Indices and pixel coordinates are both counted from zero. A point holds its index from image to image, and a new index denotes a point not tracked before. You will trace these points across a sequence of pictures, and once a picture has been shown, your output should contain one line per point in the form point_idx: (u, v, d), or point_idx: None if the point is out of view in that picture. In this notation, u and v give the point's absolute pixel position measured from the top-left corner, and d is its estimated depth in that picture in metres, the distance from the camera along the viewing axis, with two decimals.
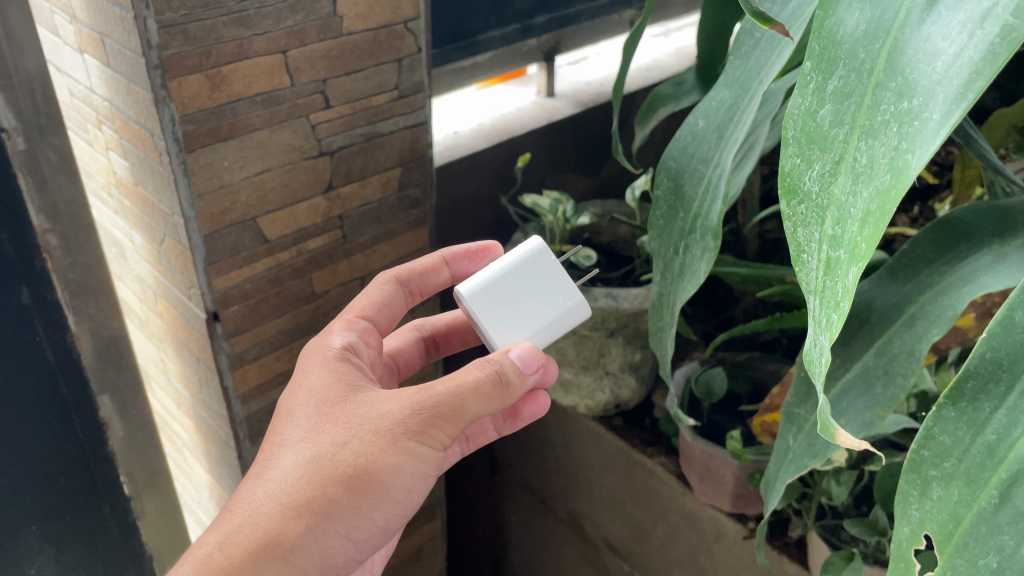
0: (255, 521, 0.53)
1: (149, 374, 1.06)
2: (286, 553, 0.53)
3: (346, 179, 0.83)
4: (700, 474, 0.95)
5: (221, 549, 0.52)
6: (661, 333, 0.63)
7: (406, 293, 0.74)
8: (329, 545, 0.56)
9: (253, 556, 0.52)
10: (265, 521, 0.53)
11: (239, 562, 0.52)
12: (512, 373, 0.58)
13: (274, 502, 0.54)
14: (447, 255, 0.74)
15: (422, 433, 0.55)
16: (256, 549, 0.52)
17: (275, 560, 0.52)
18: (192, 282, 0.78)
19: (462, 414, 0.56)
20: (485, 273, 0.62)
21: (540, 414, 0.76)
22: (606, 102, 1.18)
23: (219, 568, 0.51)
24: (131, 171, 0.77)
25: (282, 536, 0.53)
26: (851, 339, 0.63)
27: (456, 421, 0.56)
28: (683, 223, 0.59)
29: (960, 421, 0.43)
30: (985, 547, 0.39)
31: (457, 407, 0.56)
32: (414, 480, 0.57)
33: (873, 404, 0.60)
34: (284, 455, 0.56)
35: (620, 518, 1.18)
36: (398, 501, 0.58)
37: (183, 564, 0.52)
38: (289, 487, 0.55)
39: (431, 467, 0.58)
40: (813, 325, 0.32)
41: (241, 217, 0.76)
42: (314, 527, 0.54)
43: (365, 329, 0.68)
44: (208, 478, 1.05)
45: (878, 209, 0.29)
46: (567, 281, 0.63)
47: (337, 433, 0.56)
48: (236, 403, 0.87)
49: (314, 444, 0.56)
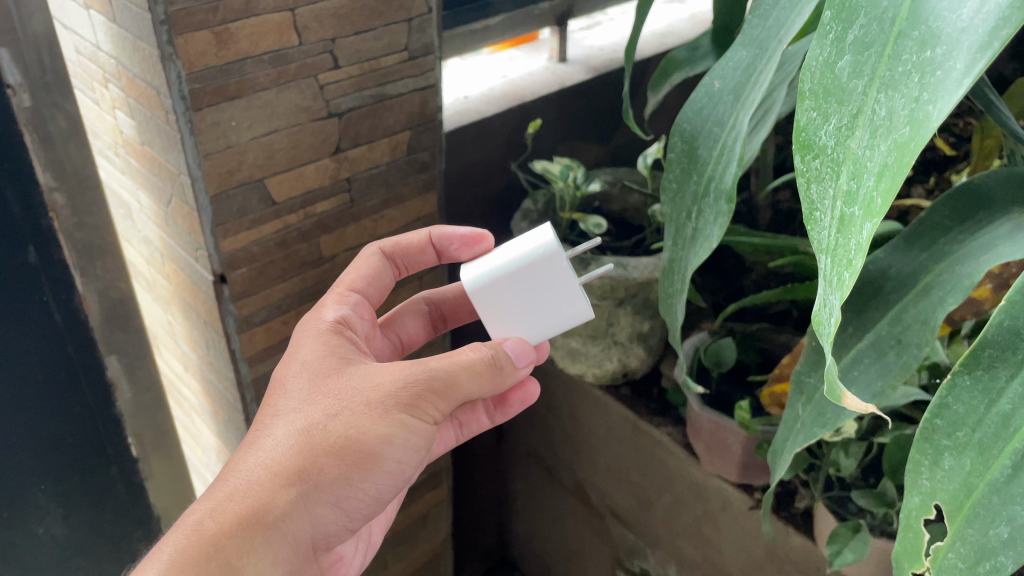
0: (245, 490, 0.53)
1: (157, 337, 1.06)
2: (276, 521, 0.53)
3: (354, 142, 0.82)
4: (707, 444, 0.95)
5: (212, 516, 0.52)
6: (671, 300, 0.62)
7: (394, 268, 0.74)
8: (319, 515, 0.55)
9: (243, 523, 0.52)
10: (255, 490, 0.53)
11: (229, 529, 0.51)
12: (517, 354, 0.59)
13: (265, 471, 0.54)
14: (435, 234, 0.72)
15: (413, 405, 0.55)
16: (245, 515, 0.52)
17: (265, 529, 0.52)
18: (199, 244, 0.78)
19: (454, 389, 0.56)
20: (489, 263, 0.59)
21: (530, 398, 0.77)
22: (618, 68, 1.16)
23: (209, 535, 0.51)
24: (137, 130, 0.76)
25: (271, 504, 0.53)
26: (863, 309, 0.62)
27: (448, 395, 0.56)
28: (696, 187, 0.58)
29: (976, 390, 0.42)
30: (996, 517, 0.40)
31: (451, 381, 0.56)
32: (406, 452, 0.57)
33: (884, 373, 0.59)
34: (276, 426, 0.56)
35: (625, 487, 1.18)
36: (390, 474, 0.58)
37: (173, 530, 0.52)
38: (280, 456, 0.54)
39: (423, 441, 0.58)
40: (824, 285, 0.31)
41: (248, 177, 0.75)
42: (304, 496, 0.54)
43: (359, 303, 0.68)
44: (215, 441, 1.05)
45: (895, 162, 0.28)
46: (570, 289, 0.59)
47: (328, 404, 0.56)
48: (243, 365, 0.87)
49: (305, 415, 0.56)
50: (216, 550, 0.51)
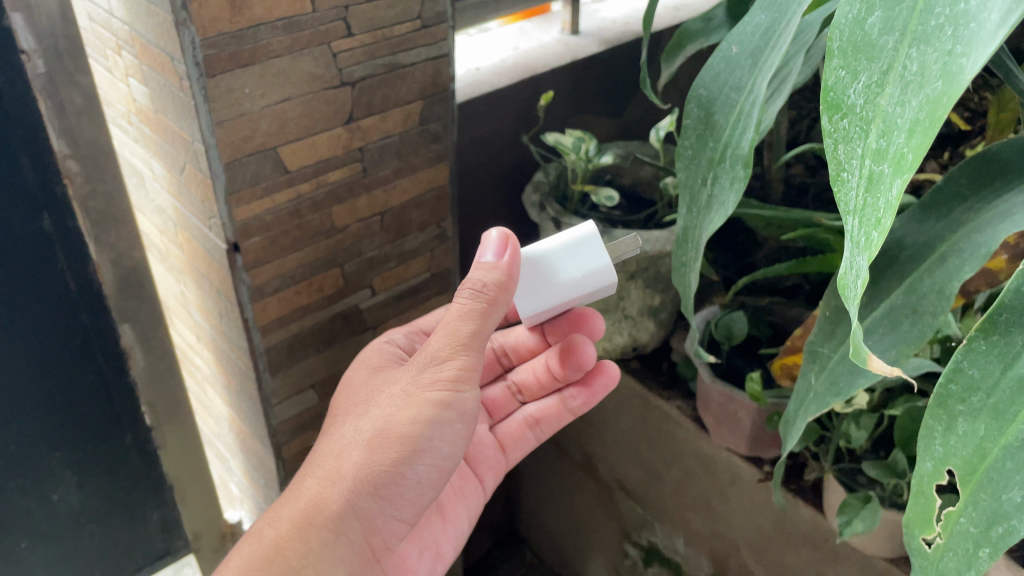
0: (305, 496, 0.64)
1: (169, 308, 1.07)
2: (331, 517, 0.63)
3: (367, 111, 0.82)
4: (717, 417, 0.95)
5: (280, 522, 0.63)
6: (684, 270, 0.62)
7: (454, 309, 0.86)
8: (369, 506, 0.64)
9: (302, 523, 0.62)
10: (312, 494, 0.64)
11: (291, 530, 0.62)
12: (495, 277, 0.61)
13: (320, 479, 0.64)
14: None
15: (433, 380, 0.62)
16: (301, 519, 0.62)
17: (321, 525, 0.62)
18: (212, 212, 0.78)
19: (476, 336, 0.61)
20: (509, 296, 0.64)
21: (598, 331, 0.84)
22: (631, 41, 1.16)
23: (277, 537, 0.62)
24: (151, 98, 0.76)
25: (325, 503, 0.63)
26: (879, 279, 0.62)
27: (473, 353, 0.61)
28: (712, 153, 0.58)
29: (991, 354, 0.42)
30: (1010, 482, 0.39)
31: (458, 339, 0.61)
32: (442, 433, 0.65)
33: (898, 342, 0.59)
34: (330, 442, 0.67)
35: (634, 461, 1.19)
36: (432, 457, 0.66)
37: (253, 535, 0.64)
38: (330, 464, 0.65)
39: (458, 421, 0.65)
40: (850, 246, 0.30)
41: (261, 145, 0.75)
42: (352, 492, 0.63)
43: (415, 331, 0.85)
44: (228, 411, 1.06)
45: (928, 117, 0.27)
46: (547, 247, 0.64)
47: (365, 415, 0.65)
48: (256, 335, 0.87)
49: (349, 427, 0.66)
50: (283, 551, 0.61)
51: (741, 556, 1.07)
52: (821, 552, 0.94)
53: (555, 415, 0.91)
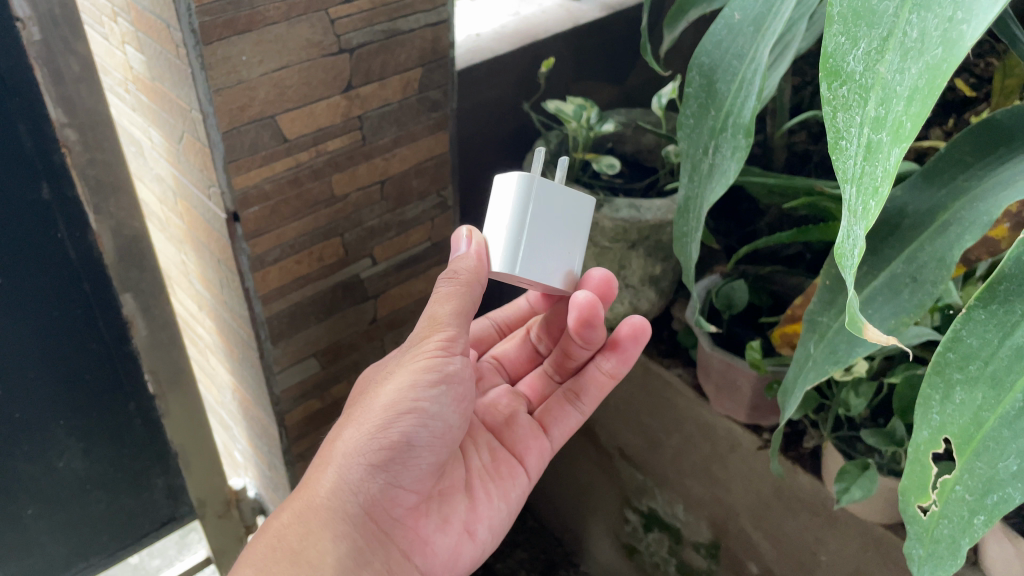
0: (307, 478, 0.71)
1: (170, 277, 1.07)
2: (325, 488, 0.68)
3: (365, 78, 0.81)
4: (717, 385, 0.96)
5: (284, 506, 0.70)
6: (685, 239, 0.61)
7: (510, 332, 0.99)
8: (368, 482, 0.69)
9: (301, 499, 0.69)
10: (312, 475, 0.70)
11: (290, 507, 0.69)
12: (467, 265, 0.64)
13: (318, 462, 0.71)
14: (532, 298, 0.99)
15: (414, 356, 0.68)
16: (301, 507, 0.68)
17: (315, 497, 0.68)
18: (211, 181, 0.77)
19: (439, 313, 0.66)
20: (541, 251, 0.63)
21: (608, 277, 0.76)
22: (634, 5, 1.14)
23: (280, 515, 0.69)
24: (148, 66, 0.76)
25: (320, 479, 0.69)
26: (880, 247, 0.62)
27: (437, 325, 0.67)
28: (713, 122, 0.58)
29: (989, 323, 0.41)
30: (1005, 450, 0.40)
31: (435, 319, 0.67)
32: (430, 399, 0.69)
33: (898, 312, 0.59)
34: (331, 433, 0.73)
35: (635, 428, 1.20)
36: (425, 422, 0.69)
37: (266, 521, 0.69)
38: (326, 449, 0.71)
39: (446, 387, 0.69)
40: (848, 216, 0.30)
41: (260, 113, 0.74)
42: (342, 464, 0.69)
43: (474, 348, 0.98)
44: (230, 379, 1.07)
45: (927, 85, 0.27)
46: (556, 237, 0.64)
47: (358, 404, 0.72)
48: (257, 304, 0.87)
49: (346, 418, 0.73)
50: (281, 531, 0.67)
51: (740, 521, 1.08)
52: (820, 518, 0.94)
53: (591, 384, 0.89)
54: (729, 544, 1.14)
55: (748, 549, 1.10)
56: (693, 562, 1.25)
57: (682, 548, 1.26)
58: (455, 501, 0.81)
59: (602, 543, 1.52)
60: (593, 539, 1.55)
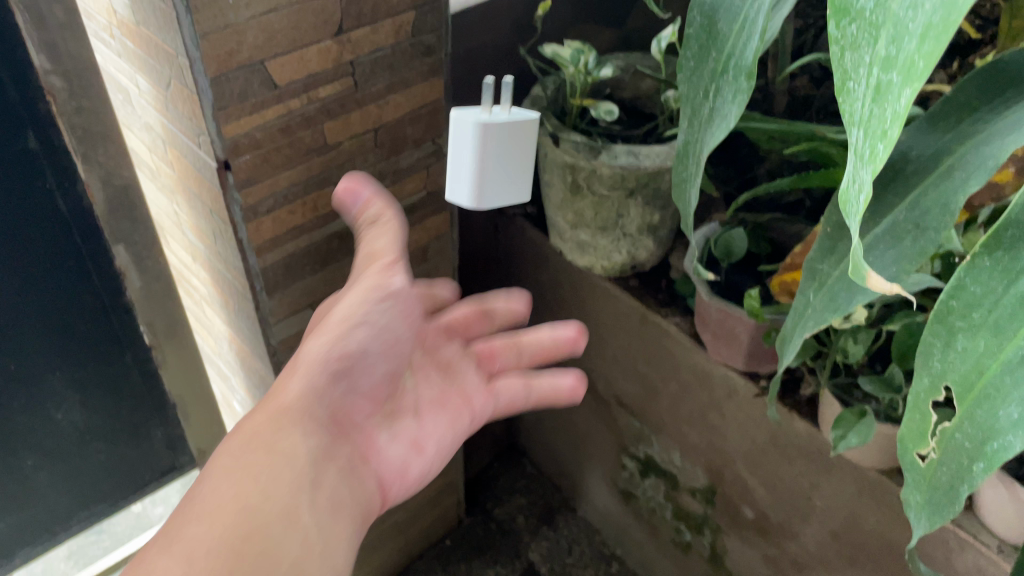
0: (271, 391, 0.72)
1: (163, 227, 1.06)
2: (291, 394, 0.70)
3: (357, 22, 0.79)
4: (714, 333, 0.96)
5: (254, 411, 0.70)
6: (684, 186, 0.60)
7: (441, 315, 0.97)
8: (327, 383, 0.73)
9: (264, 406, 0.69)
10: (273, 388, 0.72)
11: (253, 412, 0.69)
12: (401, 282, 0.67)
13: (279, 379, 0.73)
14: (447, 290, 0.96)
15: (368, 274, 0.79)
16: (272, 411, 0.68)
17: (278, 401, 0.70)
18: (201, 129, 0.76)
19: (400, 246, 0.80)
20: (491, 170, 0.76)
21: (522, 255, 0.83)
22: None
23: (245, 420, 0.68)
24: (132, 10, 0.73)
25: (283, 385, 0.72)
26: (883, 194, 0.61)
27: (377, 260, 0.79)
28: (715, 64, 0.56)
29: (994, 271, 0.40)
30: (1007, 399, 0.39)
31: (377, 252, 0.79)
32: (368, 310, 0.78)
33: (900, 259, 0.57)
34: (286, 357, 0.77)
35: (632, 377, 1.21)
36: (363, 333, 0.78)
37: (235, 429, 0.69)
38: (287, 368, 0.74)
39: (393, 300, 0.80)
40: (853, 161, 0.29)
41: (248, 59, 0.72)
42: (307, 374, 0.73)
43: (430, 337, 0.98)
44: (226, 330, 1.06)
45: (942, 23, 0.25)
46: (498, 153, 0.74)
47: (313, 332, 0.77)
48: (251, 255, 0.86)
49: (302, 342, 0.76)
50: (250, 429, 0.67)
51: (736, 467, 1.10)
52: (815, 464, 0.95)
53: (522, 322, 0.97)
54: (724, 489, 1.15)
55: (743, 494, 1.12)
56: (689, 507, 1.27)
57: (678, 493, 1.28)
58: (407, 421, 0.84)
59: (599, 489, 1.55)
60: (590, 485, 1.58)
